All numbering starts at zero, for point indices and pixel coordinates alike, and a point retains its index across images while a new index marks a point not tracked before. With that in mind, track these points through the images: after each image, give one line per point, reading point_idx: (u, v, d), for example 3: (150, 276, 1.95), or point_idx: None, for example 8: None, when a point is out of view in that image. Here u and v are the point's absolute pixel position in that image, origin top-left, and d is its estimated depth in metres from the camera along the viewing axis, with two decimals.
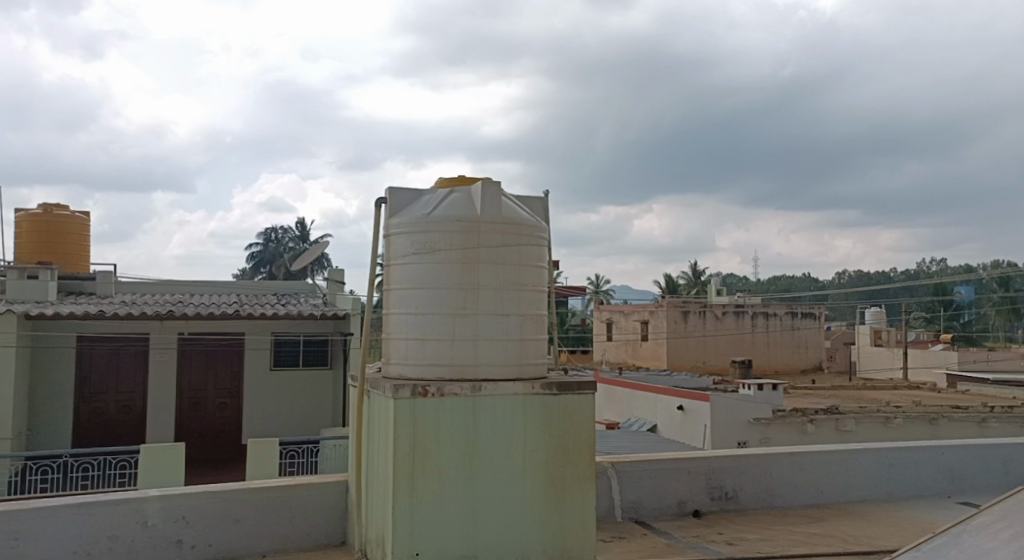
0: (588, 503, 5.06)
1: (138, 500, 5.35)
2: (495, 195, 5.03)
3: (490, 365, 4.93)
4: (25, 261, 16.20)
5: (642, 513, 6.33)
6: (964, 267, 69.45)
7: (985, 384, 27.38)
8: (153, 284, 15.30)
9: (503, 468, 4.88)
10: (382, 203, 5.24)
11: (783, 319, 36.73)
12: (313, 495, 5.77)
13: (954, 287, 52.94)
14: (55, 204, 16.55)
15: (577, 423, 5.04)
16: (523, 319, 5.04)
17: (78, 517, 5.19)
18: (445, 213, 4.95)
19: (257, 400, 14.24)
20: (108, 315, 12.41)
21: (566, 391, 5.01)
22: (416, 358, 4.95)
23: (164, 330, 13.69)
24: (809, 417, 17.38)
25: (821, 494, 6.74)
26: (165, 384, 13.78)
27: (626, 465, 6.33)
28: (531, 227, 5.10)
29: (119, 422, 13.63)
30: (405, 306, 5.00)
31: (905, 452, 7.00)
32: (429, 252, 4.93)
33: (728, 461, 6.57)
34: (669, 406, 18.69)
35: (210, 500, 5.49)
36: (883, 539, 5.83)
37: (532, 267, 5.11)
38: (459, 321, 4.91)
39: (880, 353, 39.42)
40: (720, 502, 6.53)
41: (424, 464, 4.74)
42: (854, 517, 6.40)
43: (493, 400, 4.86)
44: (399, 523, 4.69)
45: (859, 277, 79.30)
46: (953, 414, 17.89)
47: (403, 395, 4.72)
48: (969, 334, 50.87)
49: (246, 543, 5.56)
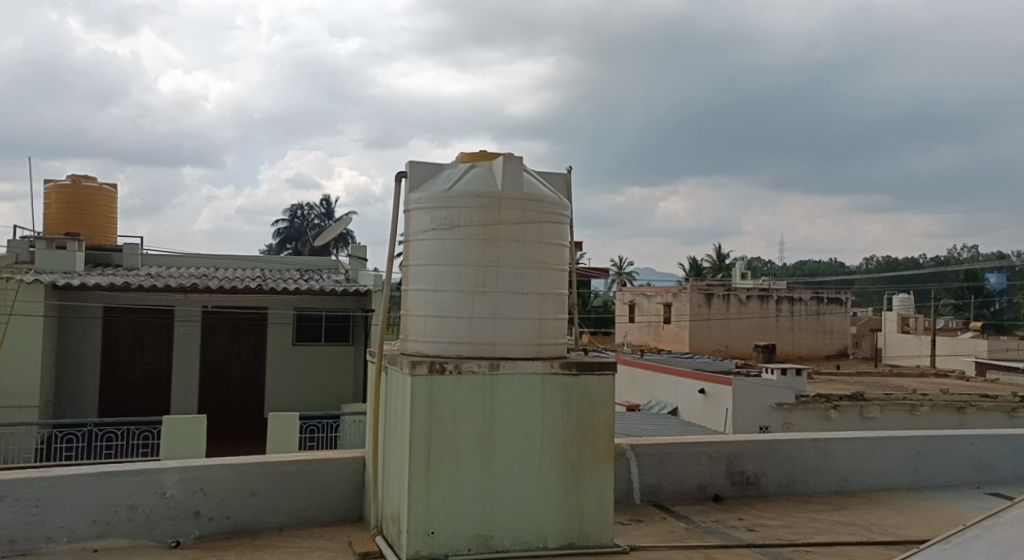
0: (607, 487, 5.01)
1: (158, 470, 5.37)
2: (517, 170, 4.94)
3: (509, 344, 4.87)
4: (54, 231, 16.36)
5: (661, 496, 6.27)
6: (995, 254, 68.41)
7: (1015, 373, 26.97)
8: (179, 257, 15.40)
9: (520, 448, 4.83)
10: (403, 176, 5.17)
11: (808, 304, 36.32)
12: (329, 469, 5.76)
13: (984, 275, 52.22)
14: (83, 176, 16.66)
15: (595, 404, 4.96)
16: (543, 297, 4.96)
17: (98, 486, 5.22)
18: (466, 188, 4.89)
19: (279, 374, 14.33)
20: (133, 287, 12.45)
21: (585, 372, 4.94)
22: (435, 336, 4.90)
23: (188, 303, 13.76)
24: (833, 404, 17.24)
25: (845, 482, 6.63)
26: (189, 357, 13.89)
27: (645, 448, 6.27)
28: (553, 204, 5.02)
29: (144, 393, 13.75)
30: (424, 281, 4.94)
31: (932, 440, 6.86)
32: (448, 227, 4.87)
33: (750, 446, 6.47)
34: (691, 389, 18.57)
35: (227, 472, 5.50)
36: (909, 529, 5.72)
37: (554, 245, 5.03)
38: (479, 299, 4.84)
39: (908, 340, 38.98)
40: (741, 487, 6.44)
41: (440, 444, 4.69)
42: (879, 505, 6.28)
43: (512, 379, 4.80)
44: (415, 503, 4.66)
45: (887, 263, 78.10)
46: (981, 404, 17.66)
47: (420, 371, 4.66)
48: (998, 323, 50.15)
49: (262, 516, 5.57)
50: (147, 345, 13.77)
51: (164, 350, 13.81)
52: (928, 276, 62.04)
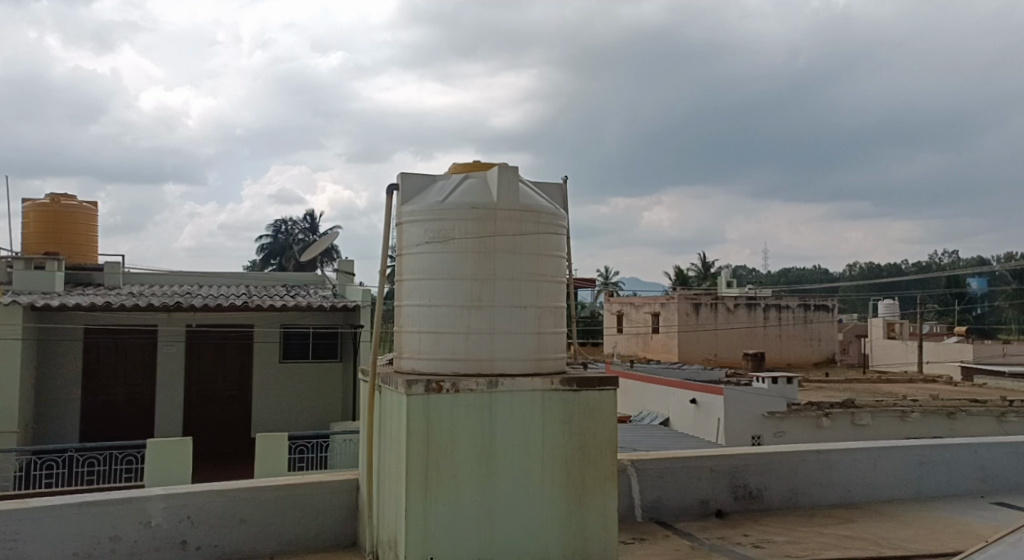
0: (611, 505, 4.84)
1: (142, 498, 5.16)
2: (511, 181, 4.79)
3: (508, 360, 4.71)
4: (33, 251, 16.04)
5: (664, 512, 6.10)
6: (976, 259, 68.94)
7: (1002, 377, 27.04)
8: (162, 275, 15.13)
9: (521, 467, 4.65)
10: (393, 189, 5.01)
11: (795, 311, 36.33)
12: (322, 492, 5.56)
13: (967, 279, 52.58)
14: (62, 194, 16.37)
15: (598, 420, 4.80)
16: (542, 310, 4.80)
17: (80, 517, 5.01)
18: (459, 200, 4.73)
19: (265, 392, 14.07)
20: (115, 307, 12.19)
21: (586, 388, 4.78)
22: (431, 352, 4.73)
23: (171, 323, 13.51)
24: (824, 411, 17.13)
25: (849, 494, 6.48)
26: (173, 377, 13.61)
27: (646, 463, 6.11)
28: (551, 215, 4.87)
29: (127, 415, 13.45)
30: (418, 297, 4.77)
31: (936, 450, 6.73)
32: (442, 240, 4.71)
33: (752, 459, 6.32)
34: (682, 399, 18.41)
35: (216, 498, 5.30)
36: (918, 542, 5.58)
37: (551, 257, 4.87)
38: (475, 314, 4.67)
39: (894, 346, 39.10)
40: (743, 501, 6.28)
41: (438, 466, 4.51)
42: (886, 518, 6.13)
43: (510, 396, 4.63)
44: (412, 527, 4.47)
45: (870, 269, 78.48)
46: (971, 409, 17.65)
47: (416, 390, 4.48)
48: (982, 326, 50.38)
49: (253, 544, 5.36)
50: (130, 365, 13.49)
51: (148, 370, 13.53)
52: (912, 281, 62.37)
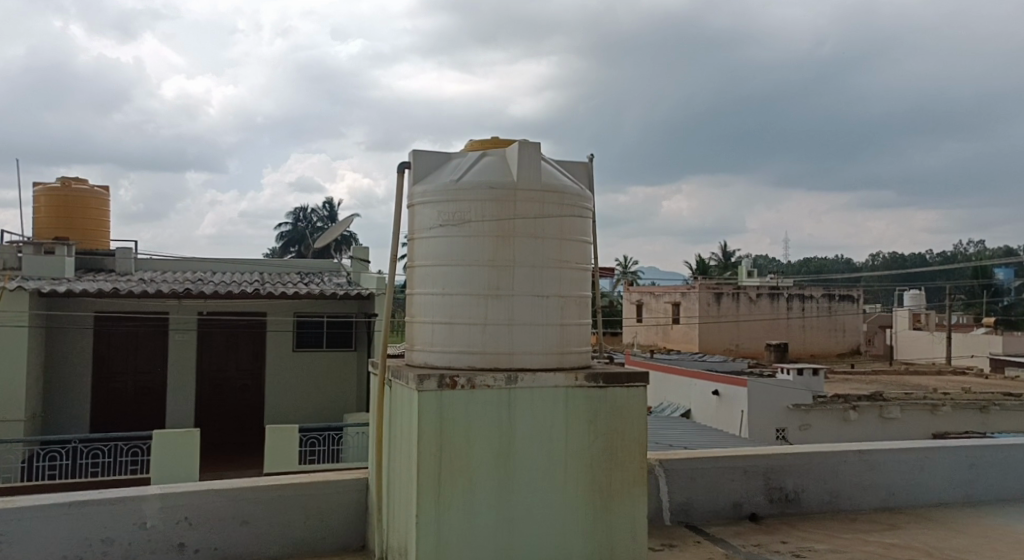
0: (639, 511, 4.45)
1: (136, 499, 4.82)
2: (533, 158, 4.37)
3: (527, 354, 4.32)
4: (44, 236, 15.84)
5: (694, 516, 5.71)
6: (1004, 250, 67.83)
7: None
8: (175, 262, 14.88)
9: (543, 469, 4.28)
10: (405, 167, 4.62)
11: (820, 301, 35.67)
12: (330, 492, 5.20)
13: (994, 271, 51.67)
14: (73, 178, 16.14)
15: (624, 420, 4.40)
16: (565, 301, 4.41)
17: (67, 518, 4.68)
18: (477, 178, 4.33)
19: (278, 381, 13.78)
20: (123, 294, 11.87)
21: (614, 384, 4.38)
22: (444, 345, 4.36)
23: (182, 310, 13.24)
24: (851, 404, 16.72)
25: (893, 497, 6.05)
26: (185, 365, 13.33)
27: (676, 463, 5.71)
28: (576, 195, 4.47)
29: (138, 404, 13.21)
30: (431, 285, 4.39)
31: (988, 451, 6.27)
32: (457, 223, 4.33)
33: (789, 458, 5.91)
34: (704, 390, 17.92)
35: (215, 498, 4.96)
36: (974, 552, 5.14)
37: (575, 241, 4.47)
38: (492, 304, 4.29)
39: (919, 338, 38.49)
40: (780, 504, 5.87)
41: (452, 468, 4.14)
42: (935, 524, 5.71)
43: (531, 392, 4.24)
44: (423, 535, 4.10)
45: (894, 260, 77.47)
46: (1005, 403, 17.13)
47: (428, 387, 4.11)
48: (1010, 318, 49.36)
49: (255, 548, 5.02)
50: (141, 354, 13.24)
51: (160, 358, 13.29)
52: (937, 273, 61.43)
